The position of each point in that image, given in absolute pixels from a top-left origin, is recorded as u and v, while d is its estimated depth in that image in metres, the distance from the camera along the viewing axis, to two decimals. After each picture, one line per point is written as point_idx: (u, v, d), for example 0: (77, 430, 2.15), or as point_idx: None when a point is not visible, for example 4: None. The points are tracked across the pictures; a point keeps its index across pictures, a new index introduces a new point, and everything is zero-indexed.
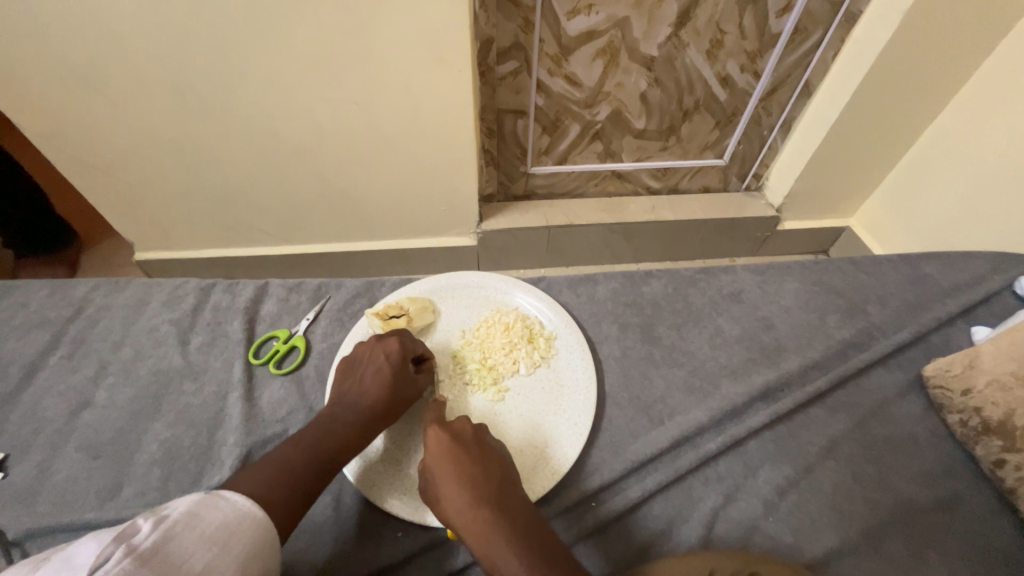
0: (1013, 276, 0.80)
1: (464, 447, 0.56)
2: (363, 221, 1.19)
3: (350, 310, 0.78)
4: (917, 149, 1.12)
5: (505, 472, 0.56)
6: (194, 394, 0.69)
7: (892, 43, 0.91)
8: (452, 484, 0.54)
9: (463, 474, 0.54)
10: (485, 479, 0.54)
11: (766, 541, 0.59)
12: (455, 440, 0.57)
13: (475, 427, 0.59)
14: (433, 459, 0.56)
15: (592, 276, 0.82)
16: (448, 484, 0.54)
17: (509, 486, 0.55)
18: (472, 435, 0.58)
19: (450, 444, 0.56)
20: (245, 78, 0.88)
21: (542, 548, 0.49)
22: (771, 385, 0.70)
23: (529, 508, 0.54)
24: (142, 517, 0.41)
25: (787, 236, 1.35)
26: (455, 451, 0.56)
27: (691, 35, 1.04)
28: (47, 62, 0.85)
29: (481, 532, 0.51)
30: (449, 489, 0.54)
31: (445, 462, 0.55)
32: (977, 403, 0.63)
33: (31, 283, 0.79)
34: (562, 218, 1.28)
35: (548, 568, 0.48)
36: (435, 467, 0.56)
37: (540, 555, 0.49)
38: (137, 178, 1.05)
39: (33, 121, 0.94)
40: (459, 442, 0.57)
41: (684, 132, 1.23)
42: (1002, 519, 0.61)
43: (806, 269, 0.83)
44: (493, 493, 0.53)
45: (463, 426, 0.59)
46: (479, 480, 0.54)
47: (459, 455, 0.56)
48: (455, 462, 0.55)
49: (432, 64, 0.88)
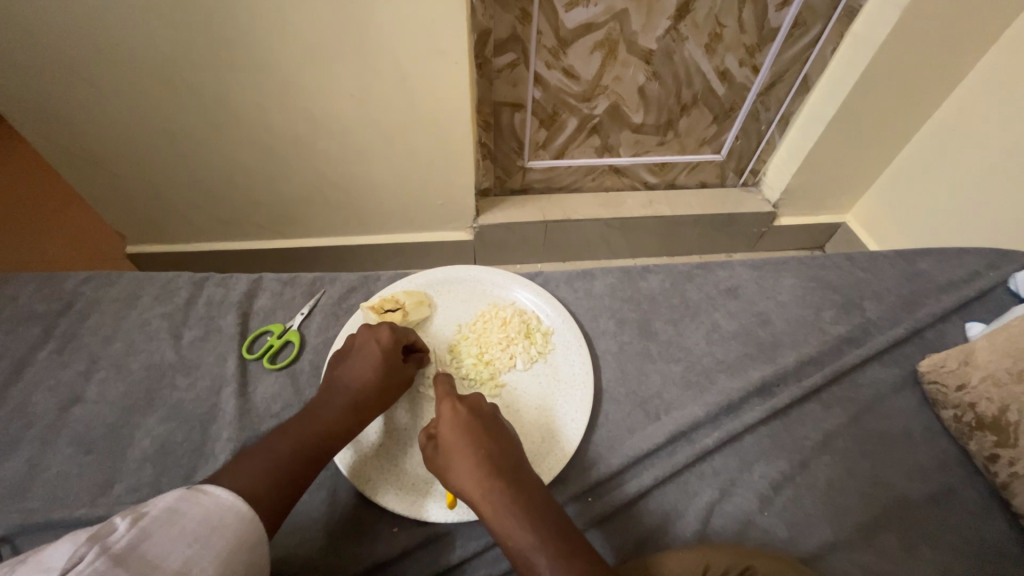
0: (1008, 272, 0.80)
1: (480, 421, 0.56)
2: (359, 215, 1.18)
3: (345, 304, 0.78)
4: (915, 145, 1.11)
5: (518, 450, 0.56)
6: (186, 389, 0.68)
7: (890, 39, 0.90)
8: (467, 455, 0.54)
9: (480, 446, 0.54)
10: (501, 453, 0.54)
11: (762, 535, 0.59)
12: (471, 413, 0.57)
13: (489, 404, 0.59)
14: (448, 431, 0.55)
15: (589, 271, 0.82)
16: (463, 455, 0.54)
17: (523, 461, 0.55)
18: (487, 411, 0.58)
19: (467, 417, 0.56)
20: (239, 69, 0.87)
21: (555, 523, 0.50)
22: (767, 380, 0.70)
23: (541, 483, 0.54)
24: (119, 516, 0.41)
25: (784, 232, 1.36)
26: (472, 424, 0.56)
27: (689, 29, 1.03)
28: (34, 51, 0.83)
29: (496, 502, 0.51)
30: (464, 460, 0.54)
31: (460, 434, 0.55)
32: (971, 399, 0.64)
33: (19, 276, 0.78)
34: (559, 212, 1.27)
35: (563, 543, 0.48)
36: (450, 438, 0.55)
37: (554, 530, 0.49)
38: (128, 170, 1.04)
39: (21, 112, 0.93)
40: (476, 416, 0.57)
41: (682, 127, 1.22)
42: (994, 513, 0.61)
43: (803, 264, 0.83)
44: (508, 466, 0.54)
45: (479, 402, 0.59)
46: (494, 454, 0.54)
47: (474, 428, 0.56)
48: (470, 434, 0.55)
49: (428, 55, 0.87)
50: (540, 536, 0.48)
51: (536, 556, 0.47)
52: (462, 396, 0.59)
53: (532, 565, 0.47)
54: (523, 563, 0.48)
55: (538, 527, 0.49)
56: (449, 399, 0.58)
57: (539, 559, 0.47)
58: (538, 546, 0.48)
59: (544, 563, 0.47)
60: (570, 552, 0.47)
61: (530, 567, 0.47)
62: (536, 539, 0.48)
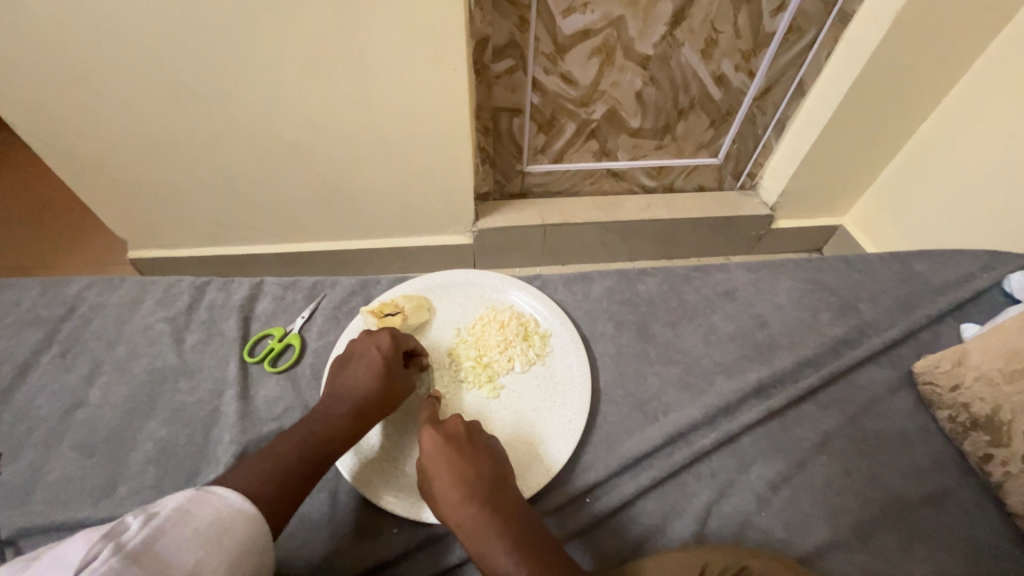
0: (1003, 274, 0.81)
1: (456, 445, 0.57)
2: (359, 219, 1.19)
3: (345, 308, 0.78)
4: (910, 148, 1.12)
5: (497, 469, 0.56)
6: (189, 392, 0.69)
7: (883, 44, 0.91)
8: (445, 481, 0.54)
9: (456, 472, 0.55)
10: (477, 477, 0.55)
11: (759, 536, 0.60)
12: (446, 439, 0.57)
13: (467, 423, 0.59)
14: (426, 458, 0.56)
15: (587, 274, 0.83)
16: (442, 482, 0.55)
17: (501, 482, 0.55)
18: (464, 433, 0.58)
19: (443, 442, 0.57)
20: (240, 75, 0.88)
21: (533, 545, 0.50)
22: (764, 382, 0.71)
23: (520, 501, 0.55)
24: (132, 515, 0.41)
25: (782, 234, 1.36)
26: (448, 450, 0.56)
27: (686, 34, 1.04)
28: (40, 59, 0.84)
29: (474, 529, 0.52)
30: (443, 487, 0.54)
31: (438, 460, 0.56)
32: (966, 399, 0.64)
33: (24, 281, 0.79)
34: (558, 216, 1.28)
35: (541, 565, 0.49)
36: (428, 465, 0.56)
37: (532, 552, 0.50)
38: (132, 176, 1.05)
39: (27, 120, 0.94)
40: (451, 441, 0.57)
41: (679, 130, 1.23)
42: (989, 513, 0.62)
43: (799, 267, 0.84)
44: (485, 487, 0.54)
45: (455, 424, 0.59)
46: (470, 479, 0.54)
47: (450, 454, 0.56)
48: (446, 460, 0.55)
49: (427, 62, 0.88)
50: (516, 562, 0.49)
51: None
52: (439, 421, 0.59)
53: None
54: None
55: (514, 553, 0.49)
56: (427, 425, 0.59)
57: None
58: (516, 570, 0.49)
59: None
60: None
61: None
62: (512, 566, 0.49)
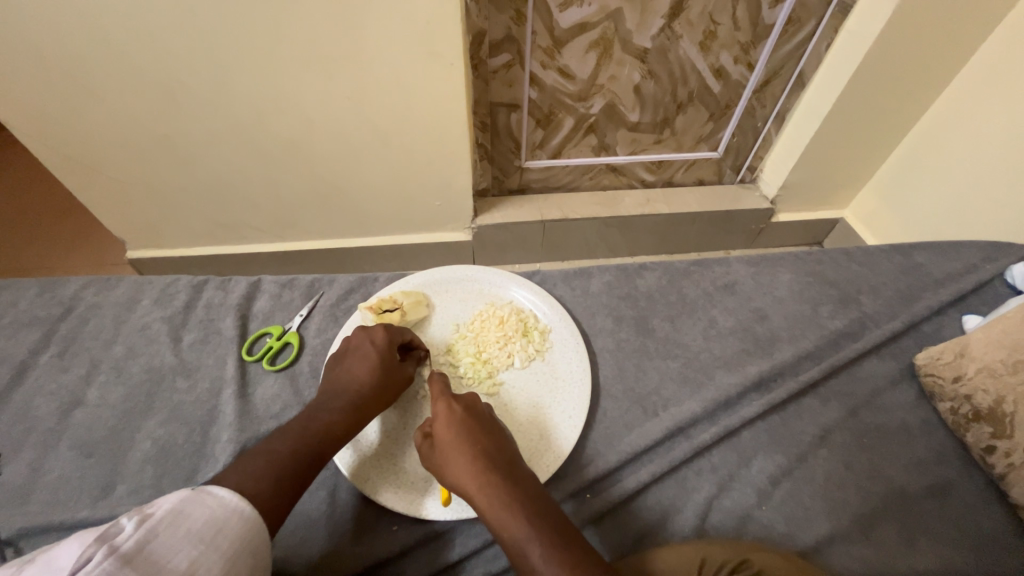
0: (1005, 264, 0.80)
1: (475, 418, 0.57)
2: (357, 217, 1.18)
3: (344, 306, 0.78)
4: (912, 138, 1.11)
5: (511, 446, 0.57)
6: (186, 391, 0.69)
7: (884, 34, 0.90)
8: (463, 449, 0.54)
9: (474, 441, 0.55)
10: (496, 449, 0.55)
11: (760, 530, 0.59)
12: (466, 412, 0.57)
13: (483, 403, 0.60)
14: (443, 429, 0.56)
15: (586, 270, 0.82)
16: (458, 450, 0.54)
17: (517, 458, 0.55)
18: (481, 410, 0.59)
19: (462, 414, 0.57)
20: (235, 70, 0.87)
21: (550, 515, 0.50)
22: (764, 375, 0.70)
23: (534, 478, 0.54)
24: (126, 516, 0.41)
25: (783, 228, 1.36)
26: (467, 420, 0.56)
27: (684, 27, 1.03)
28: (34, 60, 0.84)
29: (491, 496, 0.51)
30: (459, 455, 0.54)
31: (456, 431, 0.55)
32: (967, 391, 0.64)
33: (20, 282, 0.79)
34: (556, 212, 1.28)
35: (558, 534, 0.48)
36: (444, 435, 0.55)
37: (549, 521, 0.49)
38: (128, 176, 1.05)
39: (23, 121, 0.94)
40: (471, 414, 0.57)
41: (679, 124, 1.22)
42: (991, 505, 0.62)
43: (799, 260, 0.84)
44: (502, 460, 0.54)
45: (473, 401, 0.59)
46: (489, 449, 0.54)
47: (469, 425, 0.56)
48: (465, 431, 0.55)
49: (424, 58, 0.88)
50: (535, 527, 0.48)
51: (531, 547, 0.47)
52: (457, 396, 0.59)
53: (527, 556, 0.47)
54: (519, 555, 0.47)
55: (533, 518, 0.49)
56: (444, 399, 0.59)
57: (534, 550, 0.47)
58: (533, 537, 0.48)
59: (539, 554, 0.47)
60: (565, 544, 0.47)
61: (524, 558, 0.47)
62: (531, 530, 0.48)
